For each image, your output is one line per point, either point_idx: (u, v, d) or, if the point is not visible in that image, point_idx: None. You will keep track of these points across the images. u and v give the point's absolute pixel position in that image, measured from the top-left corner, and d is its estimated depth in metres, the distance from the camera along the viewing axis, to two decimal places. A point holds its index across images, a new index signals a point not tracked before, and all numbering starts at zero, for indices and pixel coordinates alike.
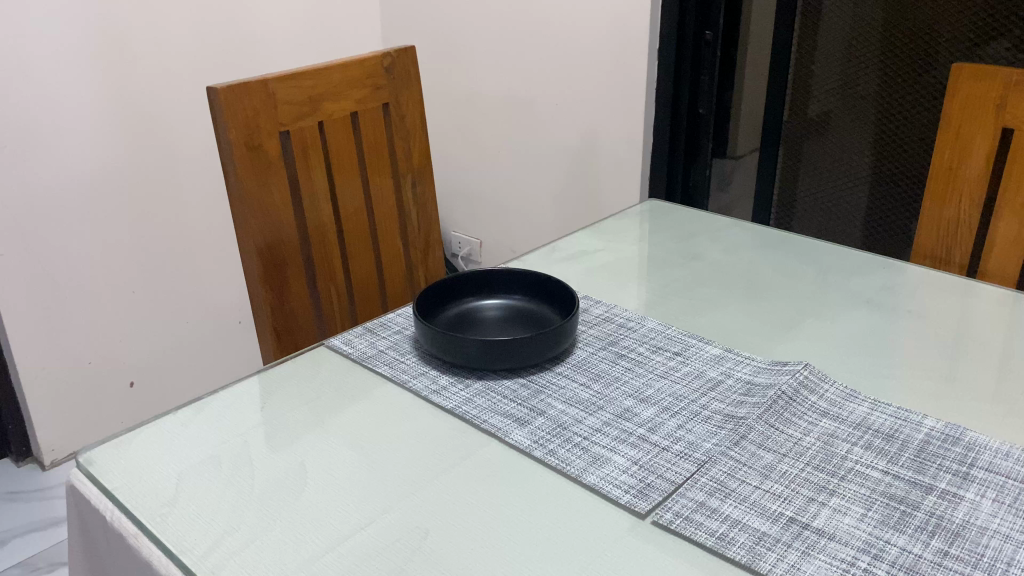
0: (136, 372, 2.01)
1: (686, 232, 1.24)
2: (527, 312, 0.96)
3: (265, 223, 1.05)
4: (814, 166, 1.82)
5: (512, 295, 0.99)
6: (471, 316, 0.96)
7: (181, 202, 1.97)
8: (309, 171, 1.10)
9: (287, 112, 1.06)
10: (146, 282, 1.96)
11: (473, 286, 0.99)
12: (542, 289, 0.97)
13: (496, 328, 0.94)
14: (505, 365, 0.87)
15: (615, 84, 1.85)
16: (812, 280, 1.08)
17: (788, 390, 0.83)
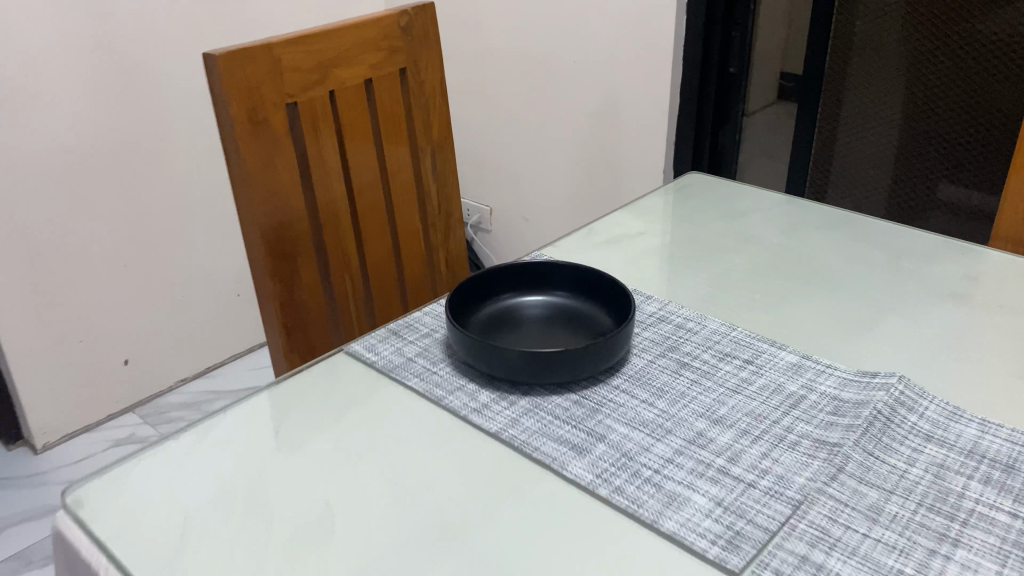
0: (130, 350, 1.90)
1: (736, 209, 1.12)
2: (572, 313, 0.85)
3: (272, 208, 0.93)
4: (852, 155, 1.74)
5: (555, 292, 0.88)
6: (509, 316, 0.85)
7: (171, 170, 1.83)
8: (320, 148, 0.98)
9: (295, 81, 0.93)
10: (139, 256, 1.84)
11: (510, 281, 0.87)
12: (591, 284, 0.85)
13: (539, 330, 0.83)
14: (555, 379, 0.75)
15: (638, 42, 1.70)
16: (885, 268, 0.96)
17: (884, 408, 0.72)
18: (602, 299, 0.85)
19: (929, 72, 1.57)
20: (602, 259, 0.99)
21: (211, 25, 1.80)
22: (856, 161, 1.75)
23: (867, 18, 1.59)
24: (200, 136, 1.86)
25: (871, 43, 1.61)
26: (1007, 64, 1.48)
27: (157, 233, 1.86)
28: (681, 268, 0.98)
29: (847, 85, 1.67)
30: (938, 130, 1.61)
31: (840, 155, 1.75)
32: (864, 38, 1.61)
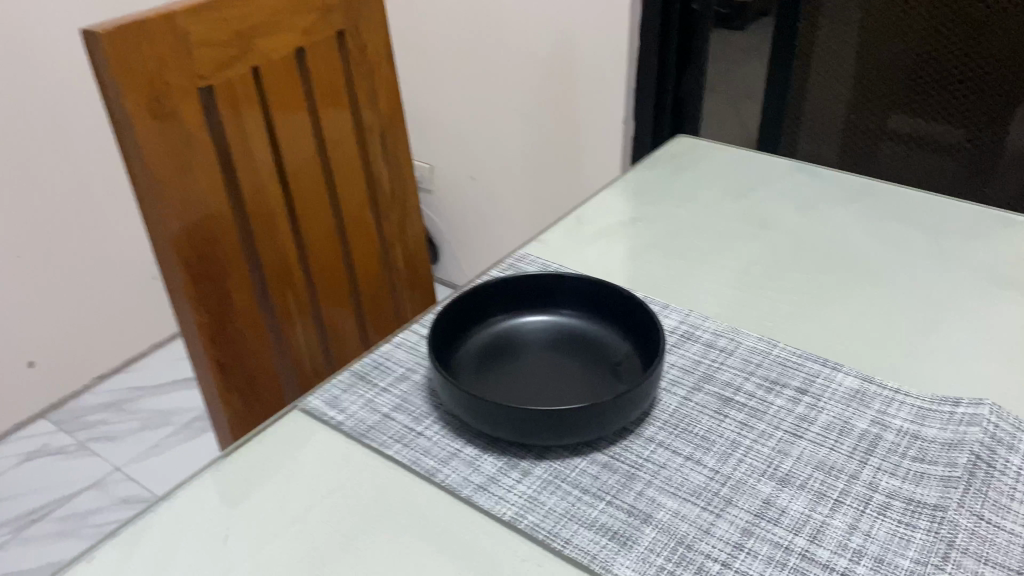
0: (35, 349, 1.67)
1: (742, 182, 0.98)
2: (582, 337, 0.70)
3: (190, 223, 0.74)
4: (822, 124, 1.50)
5: (560, 310, 0.72)
6: (504, 342, 0.69)
7: (63, 144, 1.59)
8: (246, 140, 0.78)
9: (209, 58, 0.73)
10: (36, 243, 1.61)
11: (505, 296, 0.71)
12: (604, 300, 0.70)
13: (542, 361, 0.67)
14: (577, 438, 0.59)
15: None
16: (927, 251, 0.84)
17: (982, 450, 0.58)
18: (620, 320, 0.69)
19: (906, 23, 1.33)
20: (601, 258, 0.83)
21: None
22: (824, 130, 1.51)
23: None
24: (93, 103, 1.62)
25: None
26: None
27: (55, 215, 1.63)
28: (697, 265, 0.82)
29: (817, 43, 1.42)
30: (905, 48, 1.35)
31: (807, 125, 1.51)
32: None
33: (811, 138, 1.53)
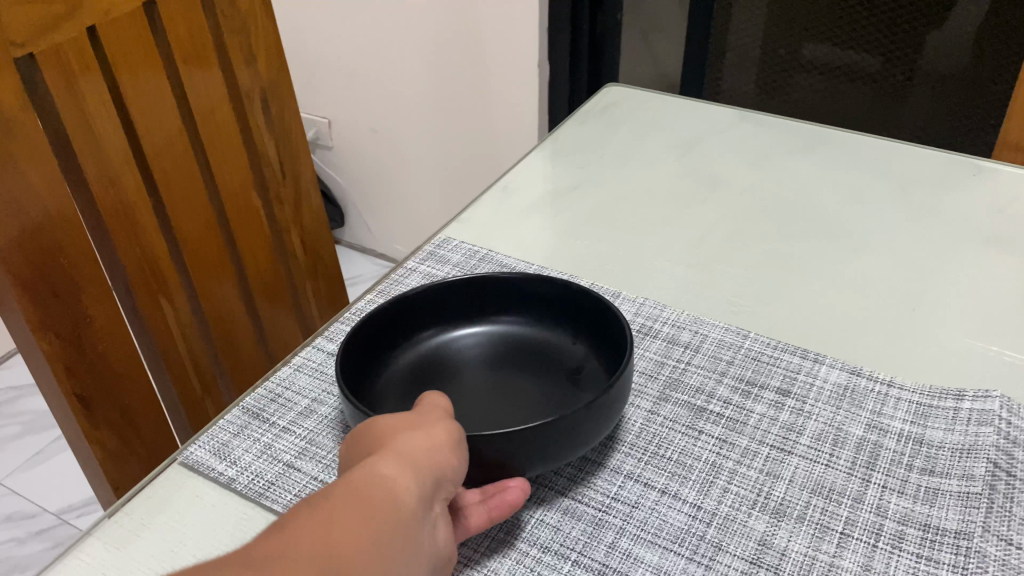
0: None
1: (684, 133, 0.88)
2: (527, 349, 0.59)
3: (20, 230, 0.58)
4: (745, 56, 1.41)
5: (496, 318, 0.61)
6: (434, 369, 0.57)
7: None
8: (88, 121, 0.63)
9: (25, 19, 0.57)
10: None
11: (424, 314, 0.59)
12: (548, 300, 0.59)
13: (485, 384, 0.56)
14: (547, 468, 0.47)
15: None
16: (895, 206, 0.75)
17: (998, 457, 0.50)
18: (567, 317, 0.59)
19: None
20: (535, 236, 0.73)
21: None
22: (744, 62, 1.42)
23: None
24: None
25: None
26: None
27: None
28: (643, 237, 0.73)
29: None
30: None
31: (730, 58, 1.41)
32: None
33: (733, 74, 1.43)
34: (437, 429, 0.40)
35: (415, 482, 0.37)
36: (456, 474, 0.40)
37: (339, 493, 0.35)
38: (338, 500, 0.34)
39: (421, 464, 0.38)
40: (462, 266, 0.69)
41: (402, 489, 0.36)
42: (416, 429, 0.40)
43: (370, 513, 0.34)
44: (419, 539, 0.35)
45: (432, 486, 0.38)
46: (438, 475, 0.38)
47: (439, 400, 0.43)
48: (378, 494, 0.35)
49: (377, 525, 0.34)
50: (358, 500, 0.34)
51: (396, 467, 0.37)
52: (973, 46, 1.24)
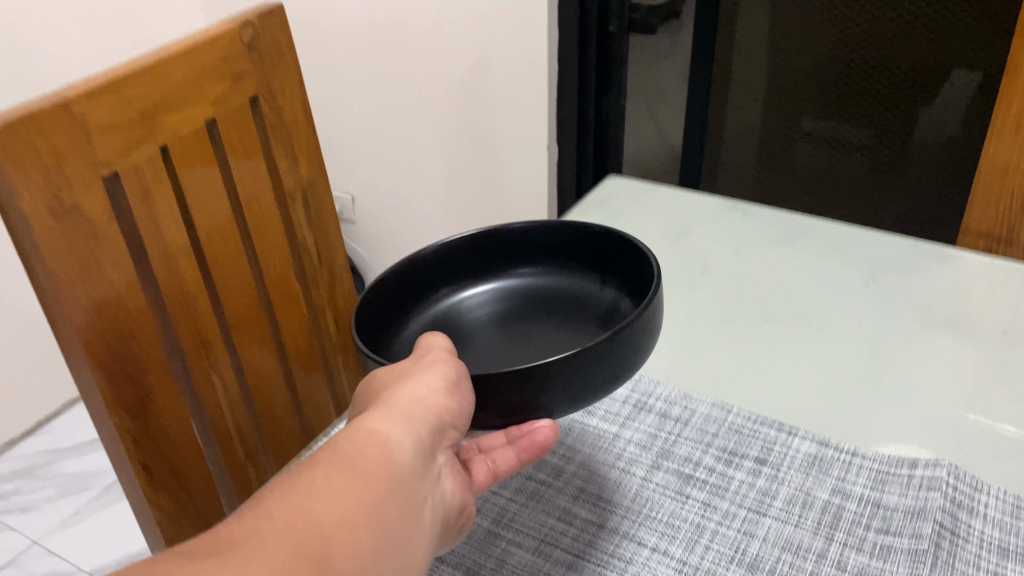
0: None
1: (677, 222, 0.98)
2: (549, 295, 0.76)
3: (99, 317, 0.68)
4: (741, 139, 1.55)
5: (516, 273, 0.77)
6: (475, 321, 0.74)
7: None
8: (158, 224, 0.73)
9: (111, 144, 0.67)
10: None
11: (452, 272, 0.75)
12: (563, 252, 0.76)
13: (524, 329, 0.73)
14: (569, 409, 0.56)
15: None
16: (864, 289, 0.84)
17: (943, 518, 0.58)
18: (580, 263, 0.76)
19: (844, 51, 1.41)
20: None
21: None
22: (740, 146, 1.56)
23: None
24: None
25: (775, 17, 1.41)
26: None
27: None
28: None
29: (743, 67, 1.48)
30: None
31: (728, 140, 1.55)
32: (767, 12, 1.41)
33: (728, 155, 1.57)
34: (432, 382, 0.51)
35: (413, 431, 0.47)
36: (451, 418, 0.50)
37: (346, 444, 0.44)
38: (352, 448, 0.44)
39: (415, 420, 0.48)
40: None
41: (395, 440, 0.45)
42: (412, 389, 0.50)
43: (380, 461, 0.43)
44: (422, 476, 0.45)
45: (423, 436, 0.47)
46: (427, 425, 0.48)
47: (436, 353, 0.54)
48: (375, 445, 0.44)
49: (384, 464, 0.43)
50: (369, 448, 0.44)
51: (389, 424, 0.47)
52: (961, 123, 1.40)
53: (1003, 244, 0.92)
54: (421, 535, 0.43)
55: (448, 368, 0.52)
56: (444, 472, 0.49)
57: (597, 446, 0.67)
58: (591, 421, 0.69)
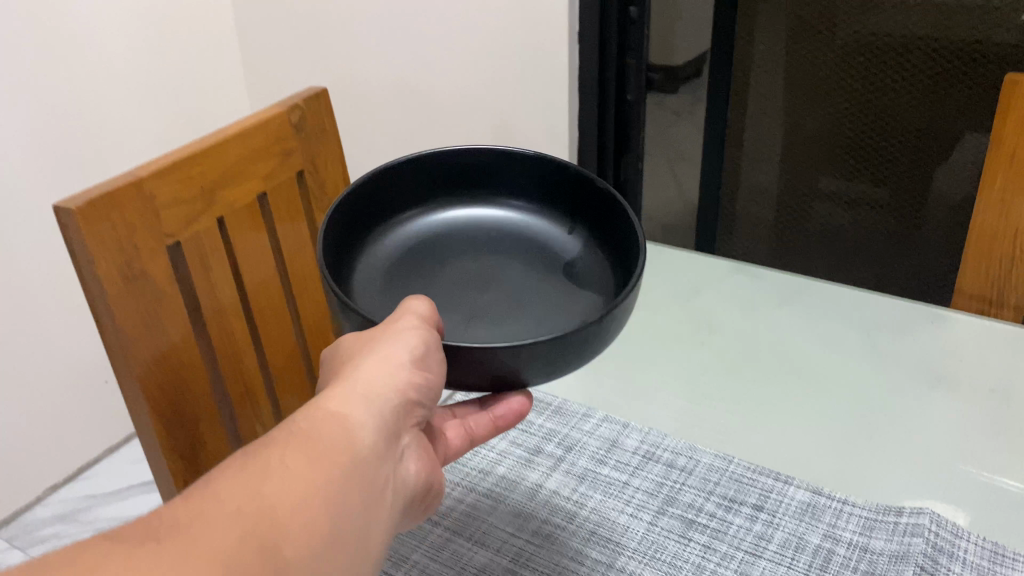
0: None
1: (688, 285, 1.06)
2: (520, 222, 0.75)
3: (160, 369, 0.75)
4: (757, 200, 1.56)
5: (498, 201, 0.75)
6: (440, 244, 0.73)
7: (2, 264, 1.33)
8: (214, 287, 0.81)
9: (177, 217, 0.76)
10: None
11: (419, 187, 0.73)
12: (551, 189, 0.73)
13: (491, 263, 0.73)
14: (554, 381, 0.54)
15: (527, 20, 1.27)
16: (861, 349, 0.90)
17: (925, 563, 0.63)
18: (557, 198, 0.74)
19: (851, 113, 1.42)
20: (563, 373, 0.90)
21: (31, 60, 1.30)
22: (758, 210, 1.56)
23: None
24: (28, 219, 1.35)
25: (786, 84, 1.43)
26: (908, 49, 1.32)
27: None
28: (651, 376, 0.90)
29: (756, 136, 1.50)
30: (826, 115, 1.44)
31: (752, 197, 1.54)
32: (780, 80, 1.43)
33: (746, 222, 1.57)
34: (396, 355, 0.55)
35: (371, 412, 0.53)
36: (413, 393, 0.57)
37: (307, 426, 0.50)
38: (311, 430, 0.50)
39: (373, 402, 0.54)
40: None
41: (353, 422, 0.52)
42: (374, 365, 0.56)
43: (333, 444, 0.50)
44: (380, 458, 0.52)
45: (381, 417, 0.54)
46: (384, 407, 0.55)
47: (409, 317, 0.57)
48: (334, 427, 0.51)
49: (339, 447, 0.50)
50: (327, 430, 0.50)
51: (350, 406, 0.53)
52: None
53: (996, 306, 0.97)
54: (376, 513, 0.50)
55: (416, 336, 0.56)
56: (407, 449, 0.57)
57: (608, 493, 0.72)
58: (604, 470, 0.75)
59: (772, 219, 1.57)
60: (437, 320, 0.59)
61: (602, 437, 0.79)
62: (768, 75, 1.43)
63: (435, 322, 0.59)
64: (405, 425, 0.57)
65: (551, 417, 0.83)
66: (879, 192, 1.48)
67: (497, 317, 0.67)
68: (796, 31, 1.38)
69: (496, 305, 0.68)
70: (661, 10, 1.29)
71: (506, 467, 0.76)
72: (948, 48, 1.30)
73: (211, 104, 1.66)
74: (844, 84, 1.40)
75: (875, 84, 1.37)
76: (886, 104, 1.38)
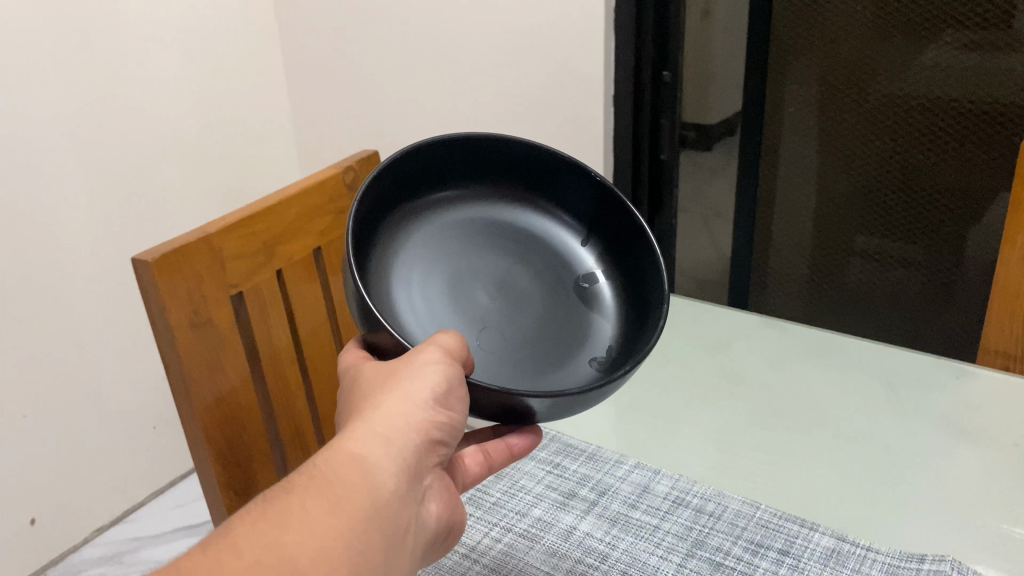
0: (39, 505, 1.46)
1: (718, 339, 1.10)
2: (540, 218, 0.78)
3: (219, 411, 0.81)
4: (790, 261, 1.56)
5: (514, 191, 0.78)
6: (461, 219, 0.75)
7: (67, 306, 1.43)
8: (270, 334, 0.87)
9: (240, 268, 0.82)
10: (38, 400, 1.41)
11: (447, 166, 0.74)
12: (573, 198, 0.78)
13: (505, 251, 0.76)
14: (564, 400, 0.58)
15: (563, 85, 1.36)
16: (886, 402, 0.93)
17: None
18: (585, 211, 0.78)
19: (879, 178, 1.42)
20: (596, 421, 0.95)
21: (100, 120, 1.41)
22: (789, 269, 1.56)
23: (790, 39, 1.37)
24: (94, 263, 1.45)
25: (816, 147, 1.44)
26: (938, 111, 1.32)
27: (36, 390, 1.40)
28: (681, 425, 0.94)
29: (786, 199, 1.51)
30: (857, 176, 1.44)
31: (781, 256, 1.56)
32: (810, 143, 1.44)
33: (775, 280, 1.58)
34: (416, 395, 0.57)
35: (391, 452, 0.56)
36: (434, 431, 0.59)
37: (328, 471, 0.53)
38: (331, 473, 0.53)
39: (393, 440, 0.56)
40: (547, 452, 0.89)
41: (373, 463, 0.54)
42: (394, 402, 0.58)
43: (352, 489, 0.52)
44: (400, 500, 0.55)
45: (401, 454, 0.56)
46: (404, 444, 0.57)
47: (432, 351, 0.58)
48: (354, 470, 0.53)
49: (357, 490, 0.53)
50: (347, 473, 0.53)
51: (370, 446, 0.55)
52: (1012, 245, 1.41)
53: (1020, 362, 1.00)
54: (394, 555, 0.53)
55: (436, 373, 0.57)
56: (428, 490, 0.60)
57: (639, 535, 0.76)
58: (635, 514, 0.79)
59: (805, 276, 1.56)
60: (463, 352, 0.60)
61: (634, 482, 0.83)
62: (799, 139, 1.45)
63: (459, 355, 0.60)
64: (427, 463, 0.59)
65: (585, 463, 0.86)
66: (911, 251, 1.46)
67: (506, 316, 0.72)
68: (826, 93, 1.40)
69: (508, 304, 0.73)
70: (696, 72, 1.38)
71: (542, 509, 0.80)
72: (977, 111, 1.30)
73: (263, 162, 1.76)
74: (875, 146, 1.40)
75: (906, 145, 1.37)
76: (916, 164, 1.38)
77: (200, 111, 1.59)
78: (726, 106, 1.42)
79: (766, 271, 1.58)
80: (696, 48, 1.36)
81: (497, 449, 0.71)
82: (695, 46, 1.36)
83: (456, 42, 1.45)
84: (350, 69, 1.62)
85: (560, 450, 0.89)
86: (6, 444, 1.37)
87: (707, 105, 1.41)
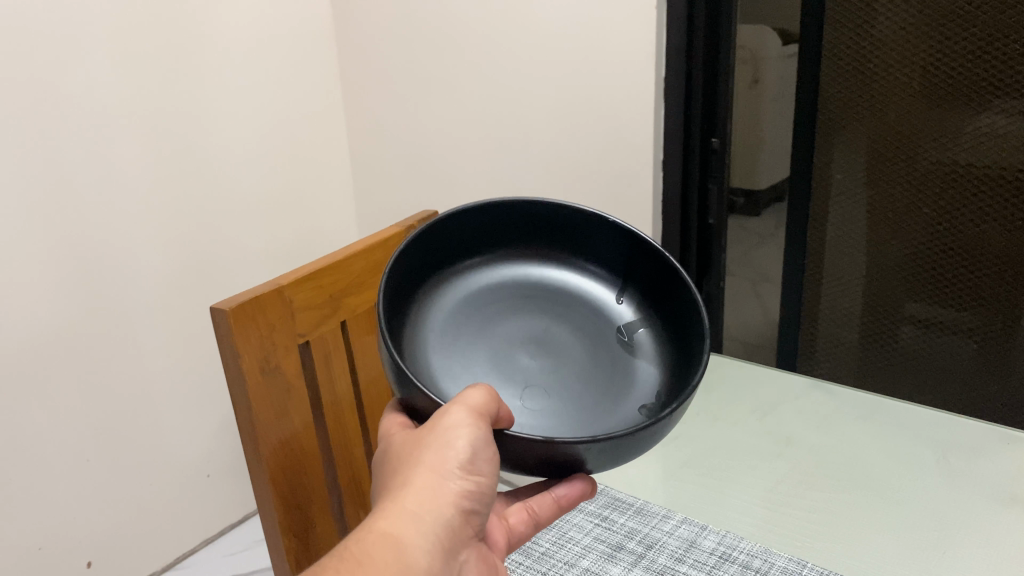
0: (96, 549, 1.51)
1: (766, 401, 1.11)
2: (586, 283, 0.83)
3: (286, 458, 0.85)
4: (838, 327, 1.54)
5: (554, 254, 0.83)
6: (493, 276, 0.82)
7: (134, 353, 1.50)
8: (331, 382, 0.92)
9: (308, 320, 0.88)
10: (103, 445, 1.47)
11: (490, 228, 0.80)
12: (618, 252, 0.82)
13: (545, 315, 0.81)
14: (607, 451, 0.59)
15: (614, 149, 1.42)
16: (934, 466, 0.94)
17: None
18: (615, 263, 0.83)
19: (928, 245, 1.40)
20: (643, 476, 0.97)
21: (177, 178, 1.51)
22: (838, 333, 1.55)
23: (836, 106, 1.37)
24: (163, 314, 1.53)
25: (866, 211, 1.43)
26: (985, 182, 1.31)
27: (101, 435, 1.47)
28: (729, 483, 0.95)
29: (835, 262, 1.49)
30: (906, 242, 1.41)
31: (831, 319, 1.54)
32: (860, 209, 1.43)
33: (824, 345, 1.57)
34: (444, 468, 0.62)
35: (423, 531, 0.61)
36: (467, 504, 0.64)
37: (362, 549, 0.58)
38: (365, 552, 0.58)
39: (427, 519, 0.61)
40: (598, 507, 0.91)
41: (403, 542, 0.59)
42: (427, 480, 0.62)
43: (381, 569, 0.57)
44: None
45: (432, 533, 0.61)
46: (436, 522, 0.62)
47: (457, 414, 0.60)
48: (384, 550, 0.58)
49: (387, 565, 0.58)
50: (377, 551, 0.58)
51: (404, 525, 0.60)
52: None
53: None
54: None
55: (464, 439, 0.60)
56: (464, 565, 0.65)
57: None
58: (682, 567, 0.80)
59: (855, 342, 1.54)
60: (491, 409, 0.62)
61: (681, 537, 0.84)
62: (848, 204, 1.44)
63: (488, 413, 0.61)
64: (460, 535, 0.64)
65: (633, 517, 0.88)
66: (964, 319, 1.42)
67: (547, 378, 0.77)
68: (874, 160, 1.39)
69: (550, 371, 0.77)
70: (744, 139, 1.44)
71: (590, 560, 0.82)
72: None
73: (323, 215, 1.84)
74: (923, 215, 1.38)
75: (955, 214, 1.35)
76: (964, 233, 1.35)
77: (266, 167, 1.68)
78: (778, 162, 1.44)
79: (816, 334, 1.57)
80: (745, 118, 1.43)
81: (542, 503, 0.73)
82: (743, 117, 1.43)
83: (508, 103, 1.52)
84: (407, 127, 1.70)
85: (609, 504, 0.91)
86: (69, 486, 1.44)
87: (755, 168, 1.46)
